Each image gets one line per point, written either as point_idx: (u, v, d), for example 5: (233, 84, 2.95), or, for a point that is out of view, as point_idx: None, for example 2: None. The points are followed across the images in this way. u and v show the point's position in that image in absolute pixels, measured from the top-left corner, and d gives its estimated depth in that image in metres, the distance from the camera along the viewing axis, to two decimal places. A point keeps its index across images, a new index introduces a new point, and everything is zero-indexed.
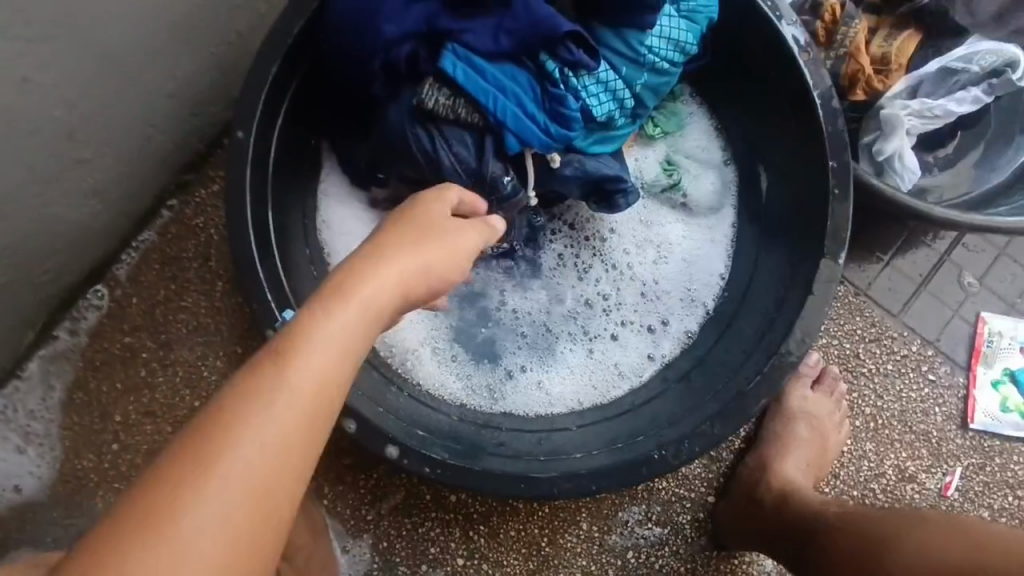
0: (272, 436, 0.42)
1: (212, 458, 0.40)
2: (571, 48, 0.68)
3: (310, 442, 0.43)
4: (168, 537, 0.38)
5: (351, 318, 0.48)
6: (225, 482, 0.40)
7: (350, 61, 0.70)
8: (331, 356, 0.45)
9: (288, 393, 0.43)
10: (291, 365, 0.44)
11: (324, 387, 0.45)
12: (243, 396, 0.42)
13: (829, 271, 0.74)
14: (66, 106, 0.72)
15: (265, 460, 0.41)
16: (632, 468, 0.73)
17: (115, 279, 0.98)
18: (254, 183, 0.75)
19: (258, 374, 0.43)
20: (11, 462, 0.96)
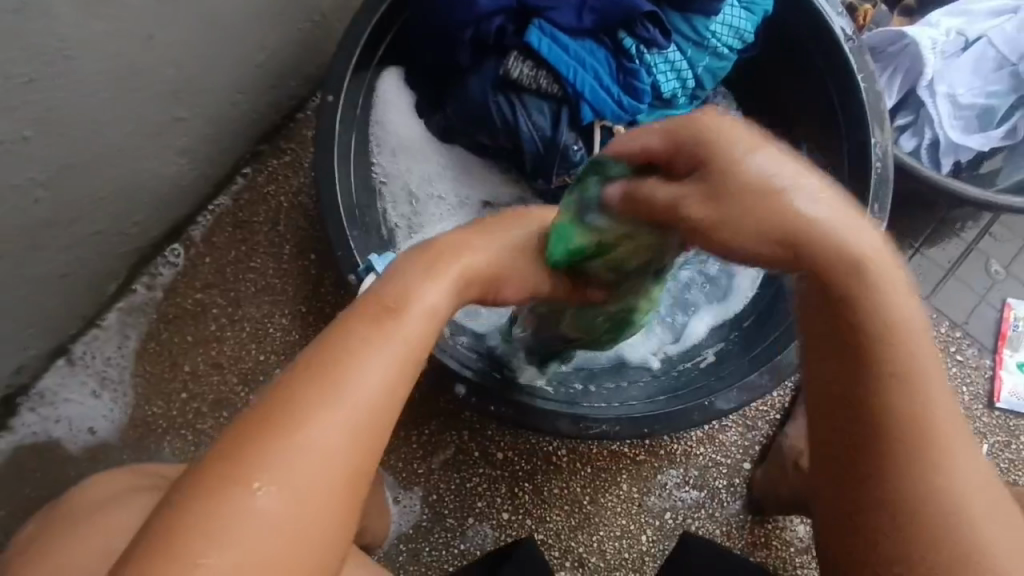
0: (373, 370, 0.47)
1: (342, 373, 0.46)
2: (648, 26, 0.75)
3: (414, 378, 0.50)
4: (305, 437, 0.43)
5: (436, 290, 0.55)
6: (337, 400, 0.45)
7: (444, 28, 0.77)
8: (434, 308, 0.54)
9: (387, 337, 0.49)
10: (403, 311, 0.52)
11: (428, 334, 0.52)
12: (357, 326, 0.49)
13: None
14: (176, 67, 0.79)
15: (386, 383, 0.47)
16: (683, 414, 0.78)
17: (191, 239, 1.05)
18: (340, 143, 0.82)
19: (374, 311, 0.51)
20: (87, 406, 1.02)
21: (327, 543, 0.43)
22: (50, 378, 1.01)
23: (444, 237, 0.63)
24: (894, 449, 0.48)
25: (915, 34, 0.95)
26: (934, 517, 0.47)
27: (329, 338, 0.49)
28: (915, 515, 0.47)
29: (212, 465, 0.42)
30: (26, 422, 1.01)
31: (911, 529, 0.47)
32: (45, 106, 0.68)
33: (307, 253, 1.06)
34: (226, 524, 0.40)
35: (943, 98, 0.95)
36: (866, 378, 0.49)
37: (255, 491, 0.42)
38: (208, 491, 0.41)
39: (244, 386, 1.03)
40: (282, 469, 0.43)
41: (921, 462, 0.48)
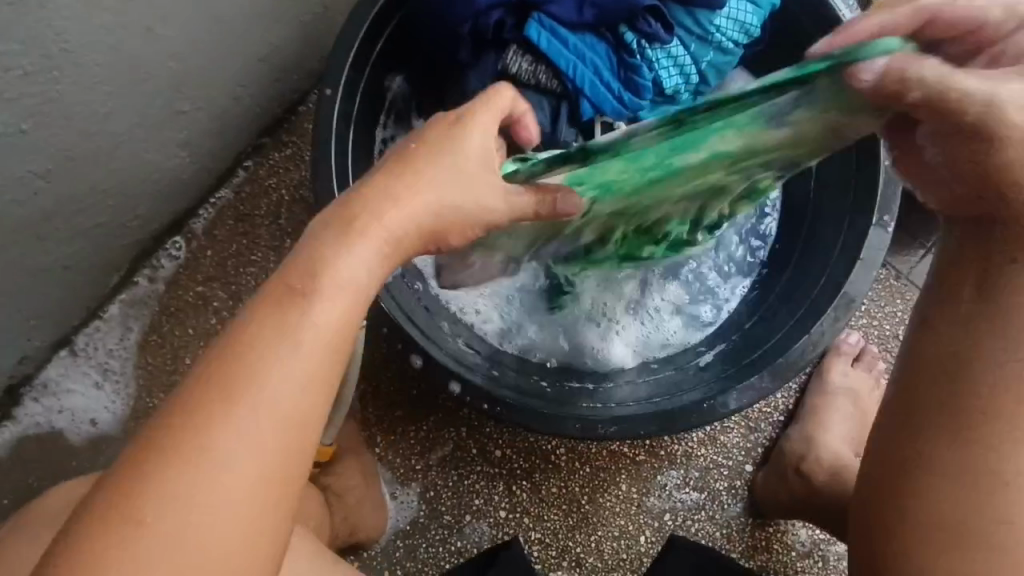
0: (286, 369, 0.45)
1: (236, 392, 0.44)
2: (649, 21, 0.74)
3: (327, 378, 0.47)
4: (201, 464, 0.42)
5: (346, 265, 0.48)
6: (252, 407, 0.44)
7: (442, 24, 0.76)
8: (345, 295, 0.47)
9: (302, 331, 0.46)
10: (307, 306, 0.46)
11: (339, 327, 0.47)
12: (255, 332, 0.45)
13: (877, 238, 0.78)
14: (177, 60, 0.79)
15: (288, 396, 0.45)
16: (682, 415, 0.77)
17: (193, 232, 1.05)
18: (338, 137, 0.81)
19: (276, 310, 0.46)
20: (89, 397, 1.02)
21: (246, 557, 0.44)
22: (53, 368, 1.02)
23: (360, 186, 0.51)
24: (965, 414, 0.55)
25: None
26: (983, 462, 0.54)
27: (227, 349, 0.45)
28: (969, 460, 0.54)
29: (119, 485, 0.42)
30: (29, 412, 1.01)
31: (965, 475, 0.55)
32: (44, 98, 0.67)
33: None
34: (122, 557, 0.41)
35: None
36: (963, 348, 0.55)
37: (148, 521, 0.41)
38: (104, 524, 0.41)
39: None
40: (174, 498, 0.42)
41: (987, 428, 0.54)
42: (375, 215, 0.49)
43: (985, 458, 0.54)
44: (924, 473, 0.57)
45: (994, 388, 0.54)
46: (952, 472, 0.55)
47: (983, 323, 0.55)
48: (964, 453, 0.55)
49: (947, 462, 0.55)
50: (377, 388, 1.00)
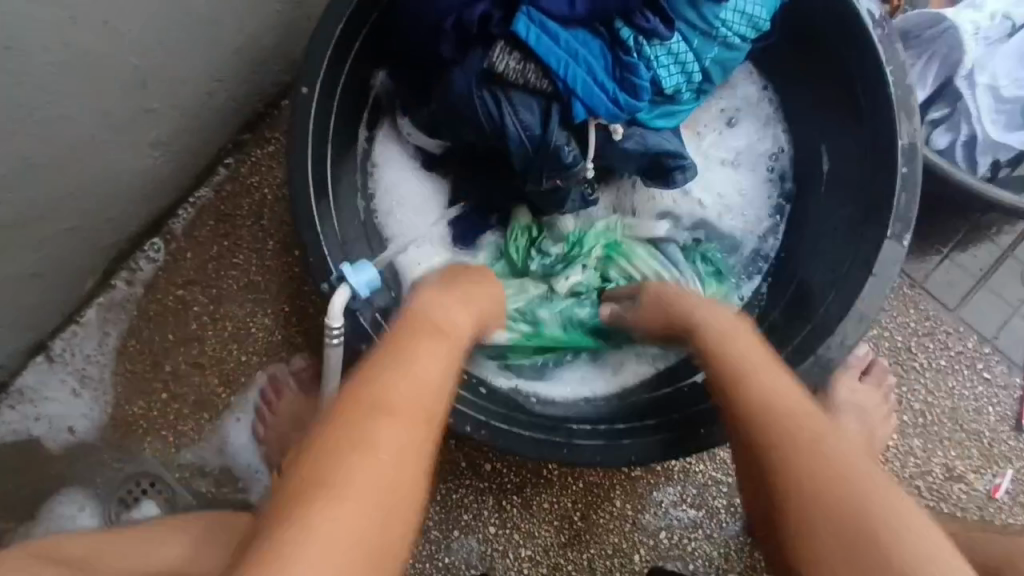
0: (403, 405, 0.55)
1: (349, 456, 0.51)
2: (647, 16, 0.68)
3: (423, 449, 0.55)
4: (315, 519, 0.47)
5: (433, 332, 0.62)
6: (378, 445, 0.52)
7: (426, 18, 0.71)
8: (431, 378, 0.58)
9: (409, 371, 0.57)
10: (396, 382, 0.56)
11: (431, 392, 0.57)
12: (356, 412, 0.53)
13: (892, 252, 0.72)
14: (141, 55, 0.73)
15: (396, 458, 0.52)
16: (678, 441, 0.73)
17: (172, 233, 1.01)
18: (315, 138, 0.76)
19: (370, 394, 0.55)
20: (67, 404, 0.99)
21: None
22: (29, 375, 0.99)
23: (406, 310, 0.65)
24: (760, 419, 0.57)
25: (955, 18, 0.84)
26: (823, 459, 0.53)
27: (339, 429, 0.53)
28: (799, 468, 0.53)
29: (263, 556, 0.45)
30: (6, 420, 0.98)
31: (812, 470, 0.53)
32: None
33: (291, 250, 1.01)
34: None
35: (983, 90, 0.86)
36: (744, 371, 0.61)
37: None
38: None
39: (225, 387, 0.99)
40: (304, 554, 0.45)
41: (800, 425, 0.56)
42: (419, 338, 0.61)
43: (826, 459, 0.53)
44: (786, 494, 0.53)
45: (772, 392, 0.58)
46: (804, 481, 0.53)
47: (754, 363, 0.62)
48: (788, 450, 0.54)
49: (797, 473, 0.53)
50: None
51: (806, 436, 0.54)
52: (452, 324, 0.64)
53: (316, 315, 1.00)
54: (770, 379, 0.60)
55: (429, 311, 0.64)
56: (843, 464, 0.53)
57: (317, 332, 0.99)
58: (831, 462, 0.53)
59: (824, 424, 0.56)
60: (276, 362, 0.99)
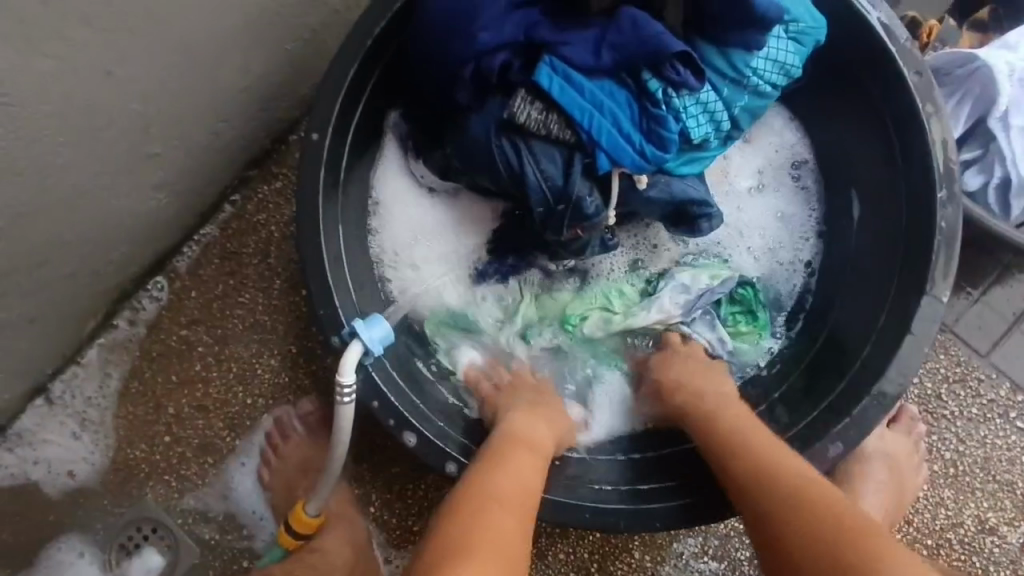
0: (507, 486, 0.60)
1: (463, 545, 0.52)
2: (677, 66, 0.64)
3: (523, 543, 0.56)
4: None
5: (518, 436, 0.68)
6: (496, 511, 0.56)
7: (442, 65, 0.68)
8: (523, 483, 0.61)
9: (512, 472, 0.62)
10: (487, 477, 0.60)
11: (526, 492, 0.61)
12: (459, 506, 0.57)
13: (932, 310, 0.69)
14: (145, 100, 0.70)
15: (501, 544, 0.54)
16: (703, 503, 0.72)
17: (176, 271, 0.98)
18: (327, 186, 0.73)
19: (469, 489, 0.59)
20: (66, 447, 0.96)
21: None
22: (27, 418, 0.96)
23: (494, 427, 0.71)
24: (760, 489, 0.61)
25: (987, 57, 0.82)
26: (826, 519, 0.55)
27: (446, 521, 0.56)
28: (798, 512, 0.57)
29: None
30: (3, 464, 0.95)
31: (818, 519, 0.55)
32: None
33: (298, 288, 0.98)
34: None
35: (1019, 133, 0.83)
36: (741, 453, 0.65)
37: None
38: None
39: (230, 431, 0.96)
40: None
41: (799, 480, 0.59)
42: (509, 451, 0.66)
43: (819, 506, 0.56)
44: (798, 560, 0.54)
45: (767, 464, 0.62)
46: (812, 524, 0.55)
47: (761, 443, 0.66)
48: (803, 508, 0.57)
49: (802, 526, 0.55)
50: (373, 442, 0.93)
51: (823, 500, 0.57)
52: (531, 433, 0.70)
53: (324, 357, 0.97)
54: (795, 462, 0.62)
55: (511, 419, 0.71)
56: (846, 510, 0.55)
57: (324, 374, 0.96)
58: (833, 510, 0.56)
59: (818, 482, 0.59)
60: (283, 405, 0.96)
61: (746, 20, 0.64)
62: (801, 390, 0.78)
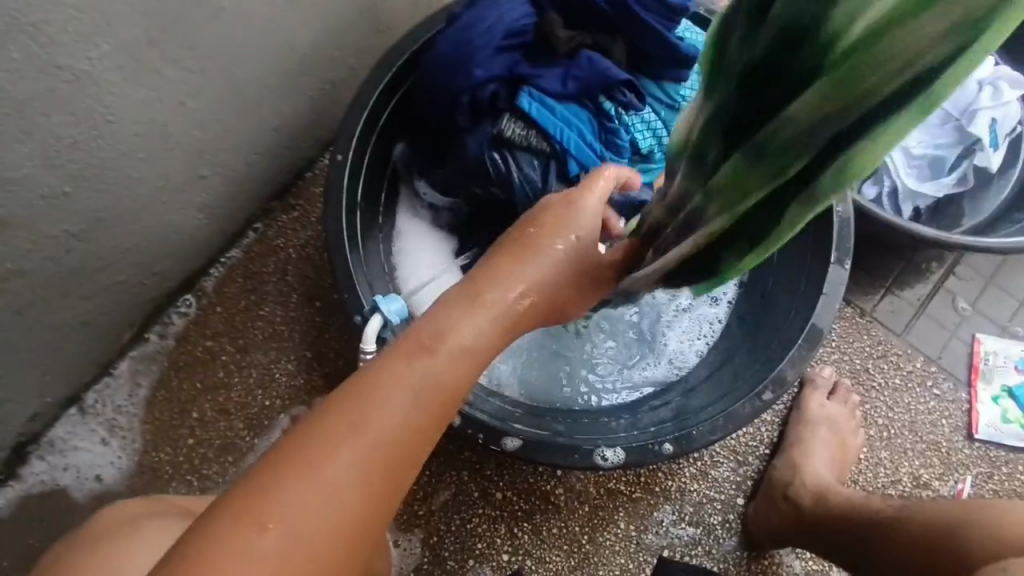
0: (368, 449, 0.49)
1: (359, 408, 0.50)
2: (624, 91, 0.84)
3: (408, 444, 0.51)
4: (348, 424, 0.49)
5: (483, 310, 0.59)
6: (337, 460, 0.48)
7: (445, 94, 0.85)
8: (395, 429, 0.50)
9: (370, 422, 0.50)
10: (377, 411, 0.50)
11: (433, 407, 0.53)
12: (349, 405, 0.50)
13: (837, 274, 0.86)
14: (204, 130, 0.87)
15: (389, 435, 0.50)
16: (656, 448, 0.81)
17: (203, 290, 1.10)
18: (348, 196, 0.89)
19: (393, 356, 0.54)
20: (95, 453, 1.04)
21: (339, 527, 0.47)
22: (60, 426, 1.04)
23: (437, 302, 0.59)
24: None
25: None
26: None
27: (343, 412, 0.50)
28: None
29: (273, 464, 0.47)
30: (35, 470, 1.02)
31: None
32: (86, 165, 0.76)
33: (313, 301, 1.11)
34: (263, 511, 0.45)
35: (897, 150, 1.03)
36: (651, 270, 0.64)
37: (266, 525, 0.44)
38: (240, 501, 0.45)
39: (249, 430, 1.05)
40: (296, 504, 0.46)
41: None
42: (427, 362, 0.54)
43: None
44: None
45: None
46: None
47: None
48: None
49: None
50: None
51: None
52: (454, 381, 0.55)
53: (335, 358, 1.08)
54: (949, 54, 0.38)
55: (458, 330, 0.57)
56: None
57: (337, 375, 1.07)
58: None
59: None
60: (299, 405, 1.06)
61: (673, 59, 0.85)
62: (731, 362, 0.93)
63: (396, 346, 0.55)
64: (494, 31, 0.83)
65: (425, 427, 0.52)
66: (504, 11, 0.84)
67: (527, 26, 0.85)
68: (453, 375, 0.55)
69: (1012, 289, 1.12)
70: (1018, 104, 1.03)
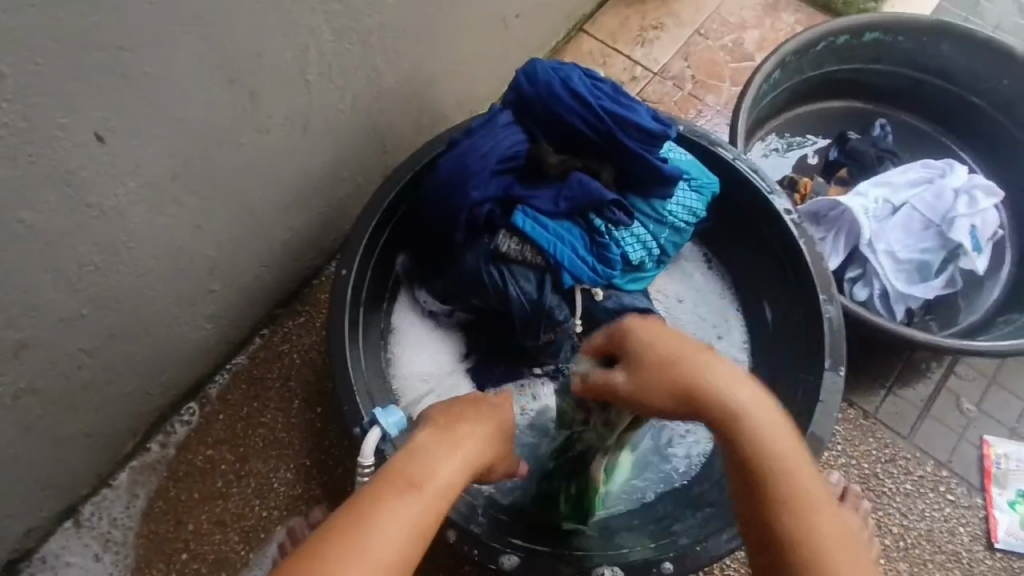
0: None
1: (357, 533, 0.52)
2: (613, 210, 0.89)
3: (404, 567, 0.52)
4: (347, 550, 0.51)
5: (459, 452, 0.64)
6: None
7: (443, 214, 0.90)
8: (390, 550, 0.52)
9: (369, 547, 0.51)
10: (374, 534, 0.52)
11: (426, 529, 0.55)
12: (346, 529, 0.52)
13: (831, 381, 0.87)
14: (218, 249, 0.92)
15: (385, 556, 0.52)
16: (655, 566, 0.79)
17: (207, 396, 1.11)
18: (350, 309, 0.92)
19: (385, 482, 0.57)
20: (87, 570, 1.01)
21: None
22: (54, 541, 1.02)
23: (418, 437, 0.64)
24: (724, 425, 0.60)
25: (849, 203, 1.07)
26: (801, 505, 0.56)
27: (340, 539, 0.51)
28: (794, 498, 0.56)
29: None
30: None
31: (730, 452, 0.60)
32: (104, 286, 0.80)
33: (315, 406, 1.12)
34: None
35: (885, 254, 1.06)
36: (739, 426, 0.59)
37: None
38: None
39: (245, 544, 1.03)
40: None
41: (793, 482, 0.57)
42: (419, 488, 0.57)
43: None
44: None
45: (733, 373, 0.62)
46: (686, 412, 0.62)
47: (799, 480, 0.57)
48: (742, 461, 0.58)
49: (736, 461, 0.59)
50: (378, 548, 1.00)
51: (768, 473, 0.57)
52: (441, 507, 0.58)
53: (334, 467, 1.08)
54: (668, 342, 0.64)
55: (444, 462, 0.61)
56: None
57: (335, 484, 1.06)
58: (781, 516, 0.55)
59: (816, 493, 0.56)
60: (296, 516, 1.05)
61: (658, 180, 0.91)
62: None
63: (387, 474, 0.58)
64: (490, 156, 0.89)
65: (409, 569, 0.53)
66: (499, 138, 0.90)
67: (520, 151, 0.90)
68: (441, 502, 0.58)
69: (1015, 388, 1.11)
70: (993, 212, 1.08)
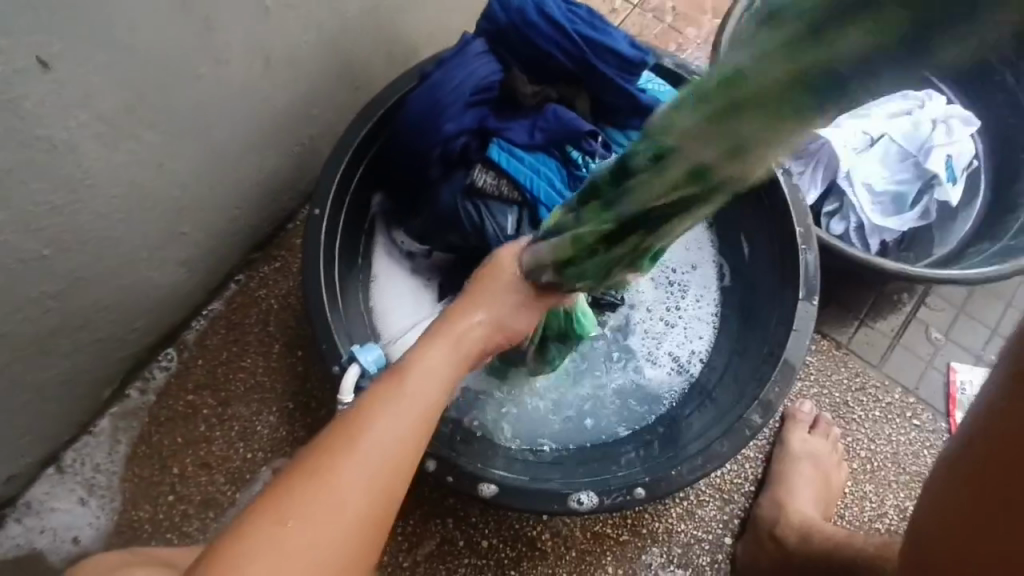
0: (352, 477, 0.55)
1: (352, 425, 0.58)
2: (590, 141, 0.88)
3: (401, 452, 0.58)
4: (347, 441, 0.57)
5: (451, 343, 0.67)
6: (335, 473, 0.55)
7: (416, 148, 0.88)
8: (390, 438, 0.58)
9: (370, 431, 0.58)
10: (370, 423, 0.58)
11: (423, 413, 0.61)
12: (350, 419, 0.59)
13: (804, 310, 0.89)
14: (184, 189, 0.89)
15: (381, 445, 0.57)
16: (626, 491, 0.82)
17: (184, 342, 1.10)
18: (325, 248, 0.91)
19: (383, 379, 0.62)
20: (73, 514, 1.02)
21: (353, 529, 0.54)
22: (37, 487, 1.02)
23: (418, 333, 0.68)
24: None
25: (829, 135, 1.06)
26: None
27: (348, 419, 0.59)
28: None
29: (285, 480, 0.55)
30: (11, 534, 1.01)
31: None
32: (67, 228, 0.78)
33: (295, 350, 1.11)
34: (280, 512, 0.53)
35: (861, 186, 1.06)
36: None
37: (284, 523, 0.53)
38: (261, 513, 0.54)
39: (231, 485, 1.04)
40: (303, 509, 0.53)
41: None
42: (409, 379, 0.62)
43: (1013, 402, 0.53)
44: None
45: None
46: None
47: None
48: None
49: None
50: None
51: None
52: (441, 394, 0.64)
53: (317, 408, 1.08)
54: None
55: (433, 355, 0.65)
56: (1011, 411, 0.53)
57: (319, 427, 1.07)
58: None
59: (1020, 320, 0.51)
60: (280, 457, 1.06)
61: (636, 110, 0.89)
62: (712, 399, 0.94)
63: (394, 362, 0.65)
64: (463, 88, 0.86)
65: (407, 453, 0.58)
66: (472, 68, 0.87)
67: (495, 82, 0.88)
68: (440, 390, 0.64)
69: (985, 318, 1.14)
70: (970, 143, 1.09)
